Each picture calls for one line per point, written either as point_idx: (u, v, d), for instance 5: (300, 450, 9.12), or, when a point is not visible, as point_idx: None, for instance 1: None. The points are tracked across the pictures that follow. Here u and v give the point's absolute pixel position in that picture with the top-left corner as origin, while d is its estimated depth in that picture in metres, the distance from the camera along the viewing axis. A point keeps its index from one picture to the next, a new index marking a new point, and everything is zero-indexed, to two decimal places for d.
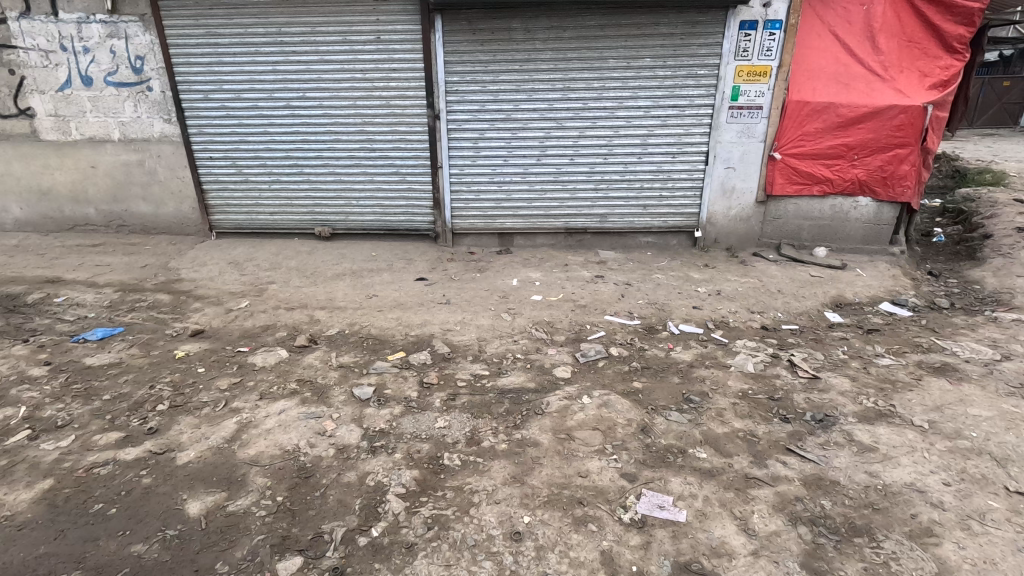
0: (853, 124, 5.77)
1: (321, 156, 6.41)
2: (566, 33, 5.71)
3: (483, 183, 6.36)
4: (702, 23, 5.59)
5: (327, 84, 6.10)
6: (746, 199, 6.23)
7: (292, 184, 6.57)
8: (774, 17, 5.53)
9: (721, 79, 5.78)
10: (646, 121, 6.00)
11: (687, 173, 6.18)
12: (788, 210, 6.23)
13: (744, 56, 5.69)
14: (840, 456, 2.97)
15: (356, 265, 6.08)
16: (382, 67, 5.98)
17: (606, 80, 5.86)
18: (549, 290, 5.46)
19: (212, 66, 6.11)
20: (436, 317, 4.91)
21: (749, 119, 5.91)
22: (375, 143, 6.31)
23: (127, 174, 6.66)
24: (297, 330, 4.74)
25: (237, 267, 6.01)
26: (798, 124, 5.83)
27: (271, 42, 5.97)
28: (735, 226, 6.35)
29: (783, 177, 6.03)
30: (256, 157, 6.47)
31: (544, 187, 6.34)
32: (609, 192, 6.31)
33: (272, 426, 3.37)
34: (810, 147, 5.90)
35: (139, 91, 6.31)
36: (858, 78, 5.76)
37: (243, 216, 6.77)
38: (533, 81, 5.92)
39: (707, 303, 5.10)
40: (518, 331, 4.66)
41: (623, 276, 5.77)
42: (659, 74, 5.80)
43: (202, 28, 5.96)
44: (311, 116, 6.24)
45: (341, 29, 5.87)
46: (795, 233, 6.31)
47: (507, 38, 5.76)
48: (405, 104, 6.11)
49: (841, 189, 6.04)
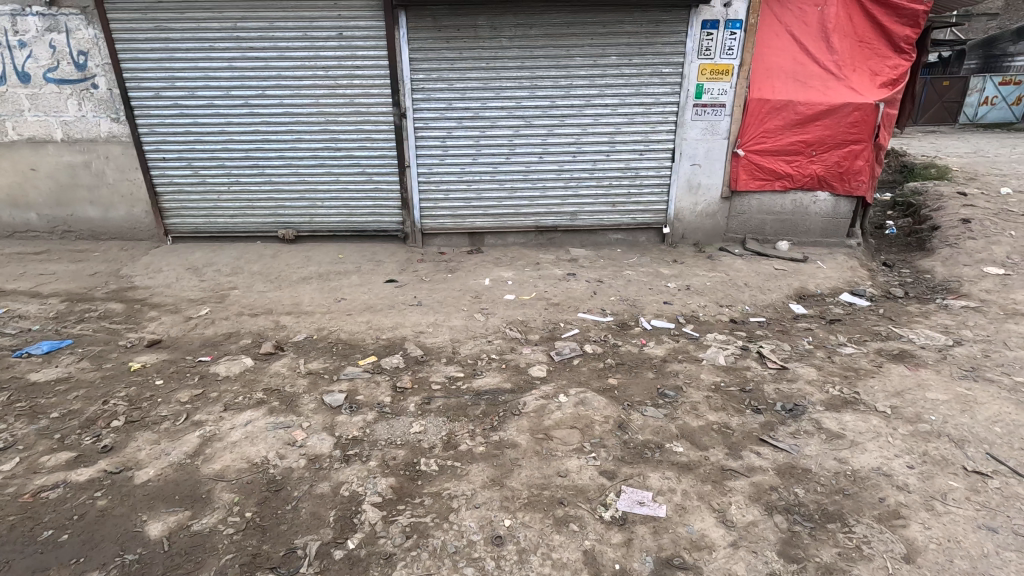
0: (811, 121, 5.96)
1: (283, 156, 6.20)
2: (532, 30, 5.69)
3: (452, 182, 6.28)
4: (666, 22, 5.66)
5: (288, 81, 5.90)
6: (712, 195, 6.35)
7: (253, 186, 6.33)
8: (735, 17, 5.65)
9: (685, 78, 5.88)
10: (613, 119, 6.04)
11: (654, 170, 6.26)
12: (751, 205, 6.39)
13: (707, 54, 5.79)
14: (811, 444, 3.05)
15: (323, 268, 5.91)
16: (345, 64, 5.82)
17: (573, 78, 5.87)
18: (522, 289, 5.44)
19: (163, 62, 5.81)
20: (407, 319, 4.81)
21: (713, 116, 6.03)
22: (339, 143, 6.14)
23: (71, 177, 6.28)
24: (262, 337, 4.56)
25: (196, 273, 5.74)
26: (760, 121, 5.99)
27: (227, 37, 5.73)
28: (702, 222, 6.47)
29: (746, 174, 6.18)
30: (212, 158, 6.20)
31: (514, 186, 6.30)
32: (578, 190, 6.33)
33: (239, 439, 3.22)
34: (771, 144, 6.06)
35: (82, 88, 5.95)
36: (815, 77, 5.96)
37: (201, 220, 6.48)
38: (501, 79, 5.87)
39: (677, 298, 5.18)
40: (491, 332, 4.61)
41: (595, 273, 5.80)
42: (626, 72, 5.85)
43: (152, 22, 5.66)
44: (271, 115, 6.02)
45: (302, 25, 5.69)
46: (759, 228, 6.47)
47: (474, 36, 5.70)
48: (370, 102, 5.97)
49: (801, 185, 6.23)
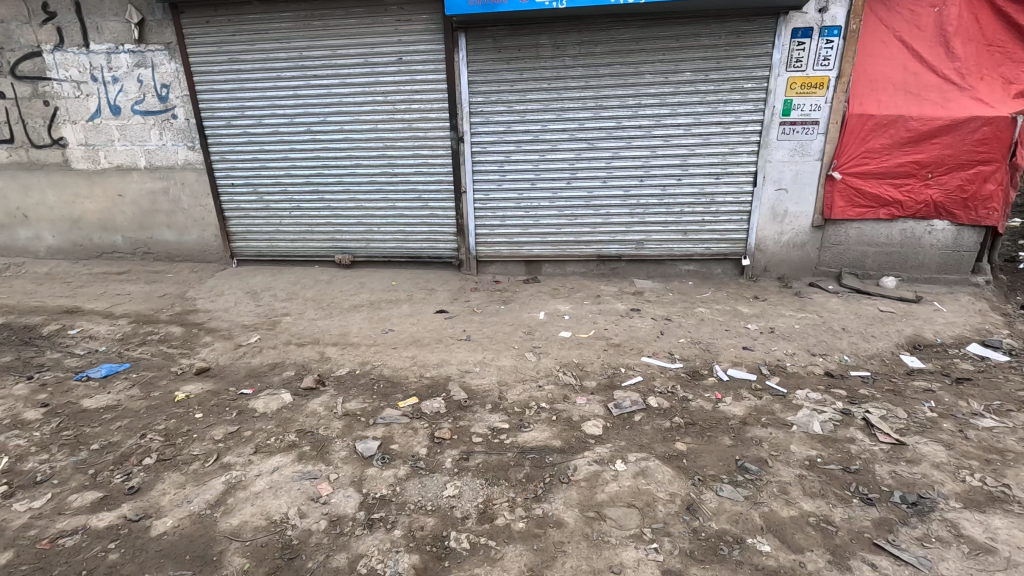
0: (926, 139, 5.10)
1: (342, 182, 6.19)
2: (598, 48, 5.31)
3: (509, 208, 5.97)
4: (750, 33, 5.07)
5: (349, 108, 5.89)
6: (801, 224, 5.59)
7: (313, 211, 6.36)
8: (832, 23, 4.97)
9: (771, 93, 5.23)
10: (686, 140, 5.48)
11: (733, 196, 5.61)
12: (849, 235, 5.56)
13: (797, 66, 5.13)
14: (947, 560, 2.34)
15: (375, 295, 5.77)
16: (404, 89, 5.73)
17: (641, 96, 5.41)
18: (579, 325, 4.97)
19: (234, 92, 6.00)
20: (454, 356, 4.50)
21: (803, 135, 5.32)
22: (396, 168, 6.04)
23: (152, 202, 6.62)
24: (305, 369, 4.41)
25: (254, 297, 5.79)
26: (861, 140, 5.21)
27: (293, 66, 5.82)
28: (788, 253, 5.72)
29: (843, 200, 5.39)
30: (276, 184, 6.31)
31: (574, 212, 5.89)
32: (645, 217, 5.80)
33: (262, 489, 2.99)
34: (874, 166, 5.25)
35: (164, 119, 6.27)
36: (930, 88, 5.12)
37: (264, 243, 6.61)
38: (563, 100, 5.53)
39: (759, 344, 4.50)
40: (543, 375, 4.18)
41: (662, 309, 5.22)
42: (701, 89, 5.30)
43: (225, 55, 5.87)
44: (332, 141, 6.04)
45: (363, 51, 5.66)
46: (859, 261, 5.62)
47: (536, 55, 5.41)
48: (427, 127, 5.83)
49: (913, 212, 5.34)
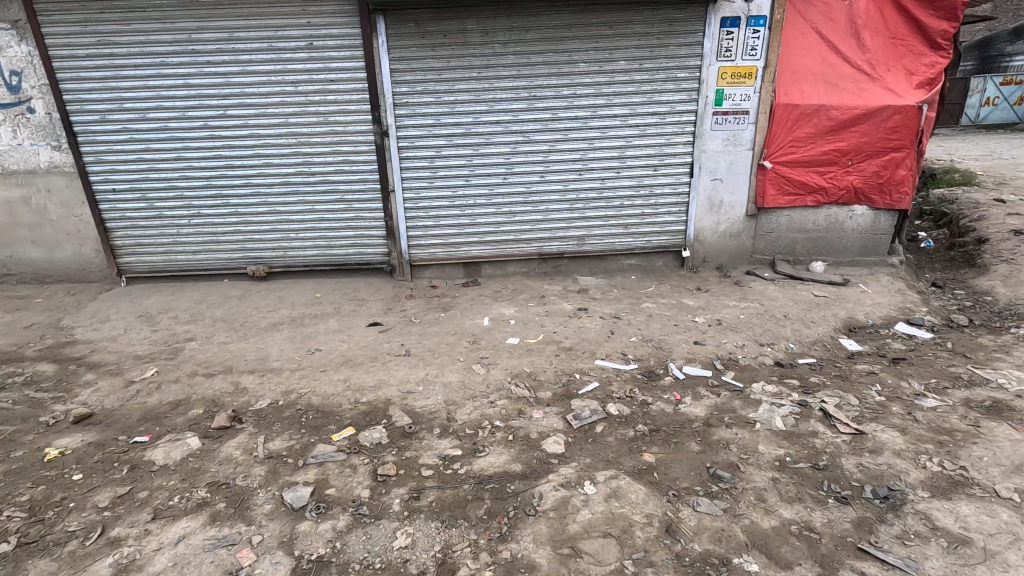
0: (845, 127, 5.28)
1: (250, 184, 5.46)
2: (529, 34, 5.01)
3: (443, 207, 5.55)
4: (681, 21, 4.99)
5: (253, 99, 5.18)
6: (736, 213, 5.64)
7: (217, 218, 5.58)
8: (758, 13, 4.99)
9: (703, 83, 5.19)
10: (623, 131, 5.33)
11: (671, 187, 5.54)
12: (780, 223, 5.68)
13: (727, 56, 5.12)
14: (930, 557, 2.28)
15: (296, 311, 5.13)
16: (317, 78, 5.11)
17: (576, 86, 5.18)
18: (526, 330, 4.67)
19: (108, 82, 5.08)
20: (393, 375, 4.04)
21: (735, 125, 5.34)
22: (313, 167, 5.41)
23: (9, 214, 5.51)
24: (216, 405, 3.76)
25: (149, 322, 4.96)
26: (788, 129, 5.31)
27: (181, 51, 5.01)
28: (725, 243, 5.76)
29: (774, 188, 5.49)
30: (169, 188, 5.46)
31: (513, 209, 5.58)
32: (586, 212, 5.60)
33: (164, 569, 2.43)
34: (801, 155, 5.38)
35: (17, 113, 5.21)
36: (846, 78, 5.30)
37: (159, 257, 5.72)
38: (495, 89, 5.18)
39: (710, 338, 4.43)
40: (494, 389, 3.84)
41: (609, 307, 5.05)
42: (636, 78, 5.16)
43: (93, 36, 4.94)
44: (235, 137, 5.29)
45: (266, 35, 4.98)
46: (790, 247, 5.77)
47: (463, 42, 5.01)
48: (346, 120, 5.25)
49: (836, 199, 5.54)
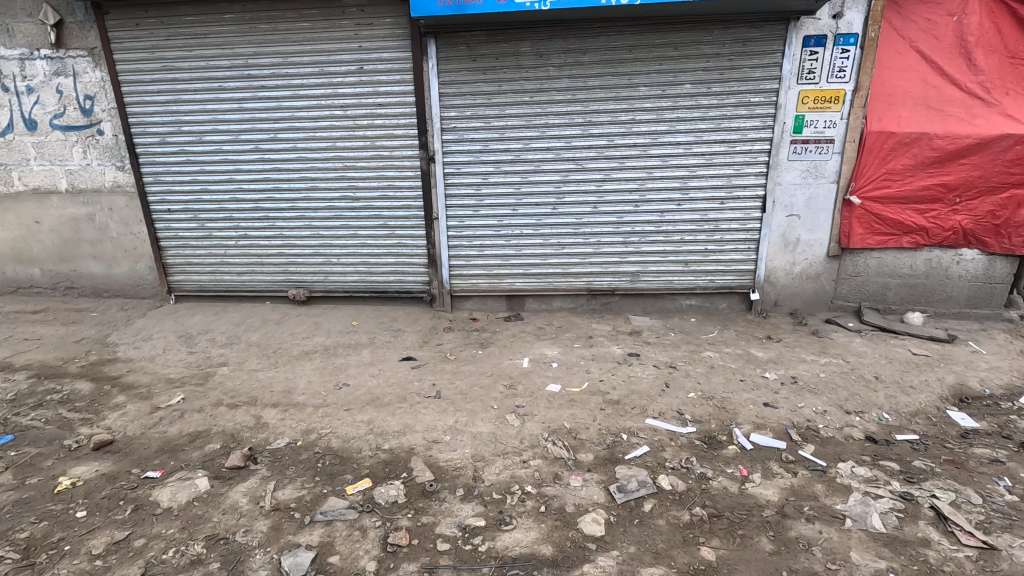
0: (952, 159, 4.56)
1: (295, 207, 5.40)
2: (586, 57, 4.68)
3: (487, 236, 5.25)
4: (756, 41, 4.50)
5: (302, 123, 5.14)
6: (815, 253, 4.98)
7: (263, 240, 5.55)
8: (848, 31, 4.43)
9: (780, 108, 4.64)
10: (686, 160, 4.85)
11: (739, 222, 4.97)
12: (868, 266, 4.96)
13: (809, 79, 4.56)
14: None
15: (331, 339, 4.94)
16: (365, 102, 5.01)
17: (635, 111, 4.78)
18: (569, 376, 4.22)
19: (170, 105, 5.21)
20: (420, 420, 3.70)
21: (817, 155, 4.74)
22: (358, 192, 5.28)
23: (75, 230, 5.74)
24: (234, 440, 3.56)
25: (187, 343, 4.92)
26: (880, 160, 4.65)
27: (237, 76, 5.06)
28: (801, 287, 5.10)
29: (863, 227, 4.80)
30: (220, 209, 5.50)
31: (561, 241, 5.20)
32: (642, 246, 5.13)
33: None
34: (896, 189, 4.69)
35: (88, 134, 5.43)
36: (954, 103, 4.59)
37: (207, 276, 5.75)
38: (546, 114, 4.87)
39: (783, 399, 3.80)
40: (528, 446, 3.41)
41: (664, 354, 4.51)
42: (703, 103, 4.69)
43: (158, 62, 5.09)
44: (284, 161, 5.27)
45: (319, 59, 4.94)
46: (880, 294, 5.02)
47: (516, 65, 4.76)
48: (392, 145, 5.10)
49: (940, 240, 4.76)
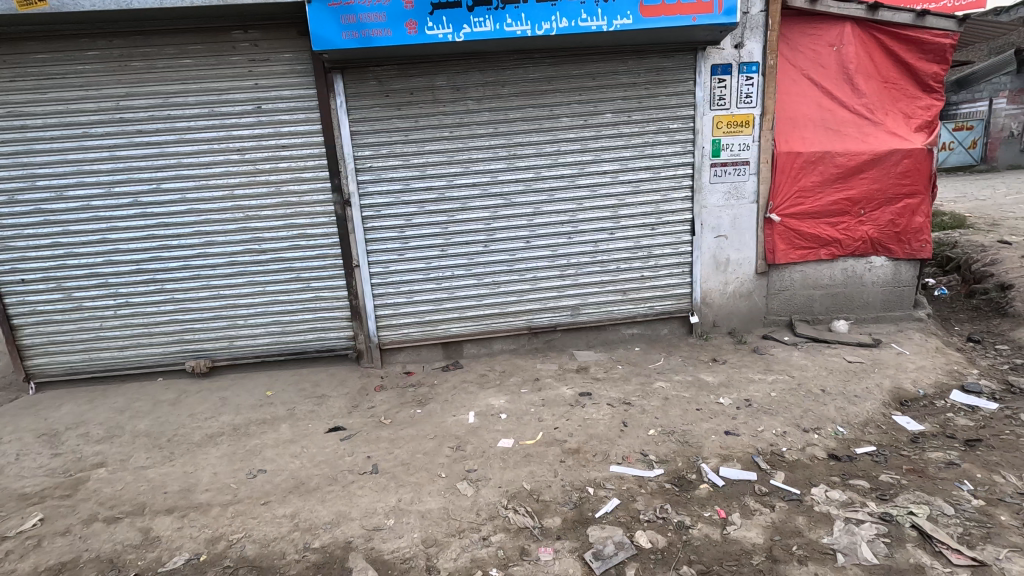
0: (853, 174, 4.85)
1: (189, 265, 4.68)
2: (505, 89, 4.54)
3: (416, 281, 4.83)
4: (669, 70, 4.59)
5: (191, 171, 4.51)
6: (745, 271, 5.07)
7: (150, 307, 4.74)
8: (750, 59, 4.64)
9: (698, 133, 4.73)
10: (615, 188, 4.79)
11: (671, 247, 4.96)
12: (793, 280, 5.11)
13: (721, 104, 4.71)
14: None
15: (240, 416, 4.22)
16: (267, 144, 4.50)
17: (560, 142, 4.67)
18: (521, 428, 3.84)
19: (19, 157, 4.37)
20: (355, 504, 3.14)
21: (736, 177, 4.87)
22: (264, 242, 4.69)
23: None
24: (114, 568, 2.79)
25: (51, 442, 3.98)
26: (792, 179, 4.86)
27: (107, 119, 4.36)
28: (735, 305, 5.15)
29: (785, 243, 4.96)
30: (92, 275, 4.64)
31: (496, 279, 4.90)
32: (579, 278, 4.95)
33: None
34: (809, 205, 4.90)
35: None
36: (847, 124, 4.93)
37: (78, 356, 4.80)
38: (469, 149, 4.63)
39: (742, 425, 3.67)
40: (487, 518, 2.97)
41: (616, 390, 4.28)
42: (625, 131, 4.68)
43: (3, 107, 4.28)
44: (171, 214, 4.58)
45: (208, 98, 4.39)
46: (807, 306, 5.17)
47: (432, 99, 4.51)
48: (301, 190, 4.60)
49: (853, 250, 5.02)
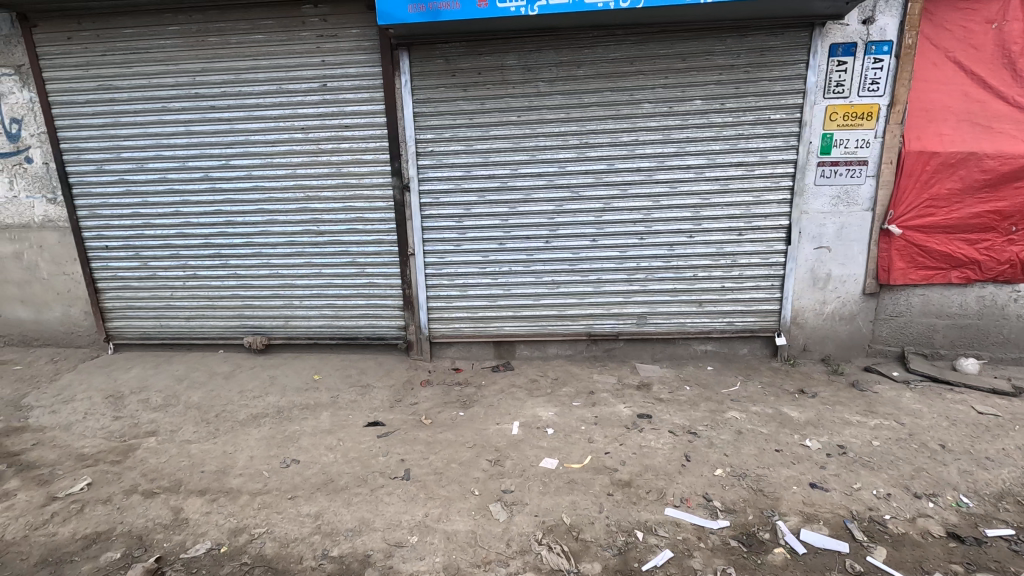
0: (1006, 182, 3.94)
1: (251, 243, 4.72)
2: (580, 70, 4.10)
3: (472, 274, 4.56)
4: (776, 50, 3.92)
5: (258, 148, 4.49)
6: (849, 290, 4.32)
7: (215, 281, 4.84)
8: (881, 37, 3.86)
9: (807, 125, 4.03)
10: (699, 185, 4.21)
11: (760, 256, 4.31)
12: (911, 305, 4.29)
13: (838, 92, 3.97)
14: None
15: (285, 398, 4.19)
16: (330, 124, 4.38)
17: (639, 131, 4.16)
18: (567, 448, 3.47)
19: (107, 129, 4.57)
20: (380, 513, 2.93)
21: (849, 179, 4.12)
22: (322, 224, 4.61)
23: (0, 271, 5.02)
24: (140, 546, 2.77)
25: (115, 405, 4.15)
26: (921, 184, 4.04)
27: (183, 95, 4.43)
28: (833, 329, 4.42)
29: (904, 260, 4.16)
30: (165, 246, 4.80)
31: (556, 278, 4.51)
32: (648, 284, 4.45)
33: None
34: (941, 217, 4.06)
35: (15, 163, 4.78)
36: (1002, 119, 3.99)
37: (150, 322, 5.01)
38: (537, 136, 4.25)
39: (833, 479, 3.07)
40: (518, 552, 2.65)
41: (681, 416, 3.78)
42: (716, 121, 4.08)
43: (95, 80, 4.47)
44: (237, 191, 4.60)
45: (276, 75, 4.33)
46: (925, 336, 4.34)
47: (501, 80, 4.16)
48: (362, 172, 4.46)
49: (995, 275, 4.11)
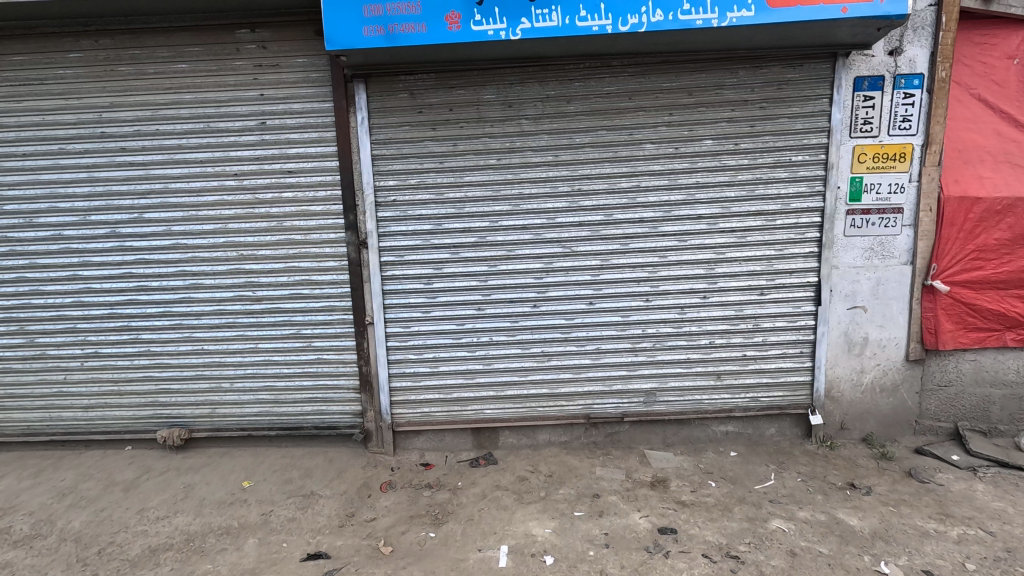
0: None
1: (169, 311, 3.81)
2: (570, 106, 3.48)
3: (444, 346, 3.75)
4: (795, 83, 3.40)
5: (178, 198, 3.67)
6: (890, 356, 3.68)
7: (121, 360, 3.88)
8: (911, 70, 3.39)
9: (834, 168, 3.47)
10: (712, 238, 3.58)
11: (786, 319, 3.65)
12: (960, 373, 3.67)
13: (866, 130, 3.45)
14: None
15: (200, 519, 3.20)
16: (270, 169, 3.62)
17: (640, 176, 3.54)
18: None
19: None
20: None
21: (883, 229, 3.56)
22: (259, 288, 3.76)
23: None
24: None
25: None
26: (966, 235, 3.49)
27: (85, 133, 3.62)
28: (875, 402, 3.74)
29: (952, 321, 3.57)
30: (58, 318, 3.85)
31: (546, 349, 3.74)
32: (657, 354, 3.72)
33: None
34: (990, 272, 3.50)
35: None
36: None
37: (36, 415, 3.97)
38: (521, 182, 3.57)
39: None
40: None
41: (713, 529, 2.96)
42: (729, 163, 3.49)
43: None
44: (152, 249, 3.74)
45: (203, 111, 3.58)
46: (979, 409, 3.70)
47: (477, 118, 3.51)
48: (309, 226, 3.67)
49: None
